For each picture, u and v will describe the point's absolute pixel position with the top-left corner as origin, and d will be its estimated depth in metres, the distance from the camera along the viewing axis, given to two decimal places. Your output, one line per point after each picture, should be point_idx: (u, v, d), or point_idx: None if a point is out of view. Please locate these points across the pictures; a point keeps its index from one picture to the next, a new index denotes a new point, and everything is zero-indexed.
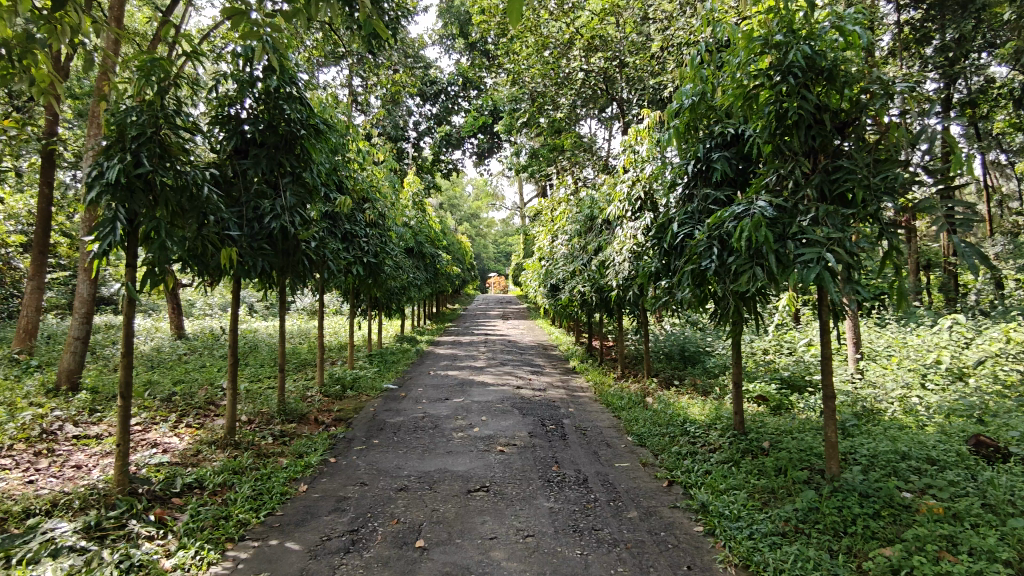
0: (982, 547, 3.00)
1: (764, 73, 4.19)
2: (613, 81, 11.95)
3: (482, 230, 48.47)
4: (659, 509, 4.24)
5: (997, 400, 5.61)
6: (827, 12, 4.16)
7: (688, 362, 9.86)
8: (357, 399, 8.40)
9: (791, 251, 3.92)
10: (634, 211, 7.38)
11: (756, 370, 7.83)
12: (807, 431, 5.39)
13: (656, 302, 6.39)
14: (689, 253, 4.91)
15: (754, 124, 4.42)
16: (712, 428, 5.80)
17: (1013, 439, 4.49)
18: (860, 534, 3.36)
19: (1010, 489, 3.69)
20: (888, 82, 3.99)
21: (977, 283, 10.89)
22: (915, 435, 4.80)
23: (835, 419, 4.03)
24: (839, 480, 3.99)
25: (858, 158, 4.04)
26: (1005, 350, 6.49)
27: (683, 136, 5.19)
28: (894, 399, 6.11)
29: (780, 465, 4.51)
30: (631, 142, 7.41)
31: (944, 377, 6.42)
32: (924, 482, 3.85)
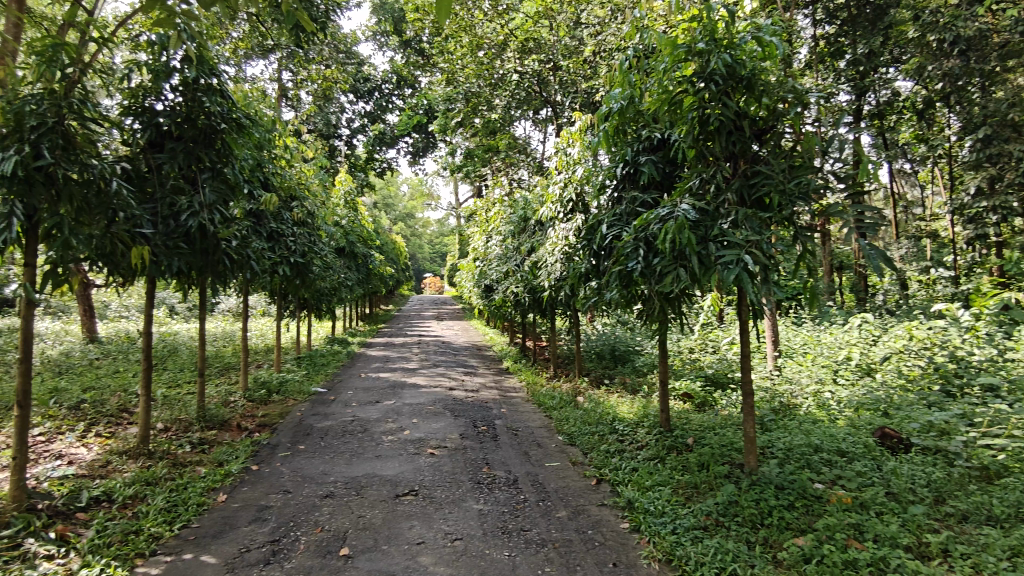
0: (885, 534, 3.17)
1: (688, 80, 4.31)
2: (546, 83, 12.08)
3: (417, 230, 48.10)
4: (587, 508, 4.28)
5: (900, 394, 5.99)
6: (747, 24, 4.32)
7: (619, 362, 10.06)
8: (283, 403, 8.13)
9: (713, 253, 4.04)
10: (566, 212, 7.46)
11: (682, 368, 8.06)
12: (729, 426, 5.59)
13: (586, 302, 6.47)
14: (617, 254, 4.99)
15: (678, 129, 4.54)
16: (639, 426, 5.92)
17: (914, 430, 4.78)
18: (775, 525, 3.49)
19: (910, 478, 3.92)
20: (802, 92, 4.18)
21: (884, 285, 11.60)
22: (826, 428, 5.05)
23: (753, 415, 4.19)
24: (757, 473, 4.15)
25: (775, 164, 4.21)
26: (908, 346, 6.92)
27: (612, 138, 5.28)
28: (808, 394, 6.43)
29: (702, 460, 4.64)
30: (563, 144, 7.50)
31: (853, 373, 6.81)
32: (835, 473, 4.05)
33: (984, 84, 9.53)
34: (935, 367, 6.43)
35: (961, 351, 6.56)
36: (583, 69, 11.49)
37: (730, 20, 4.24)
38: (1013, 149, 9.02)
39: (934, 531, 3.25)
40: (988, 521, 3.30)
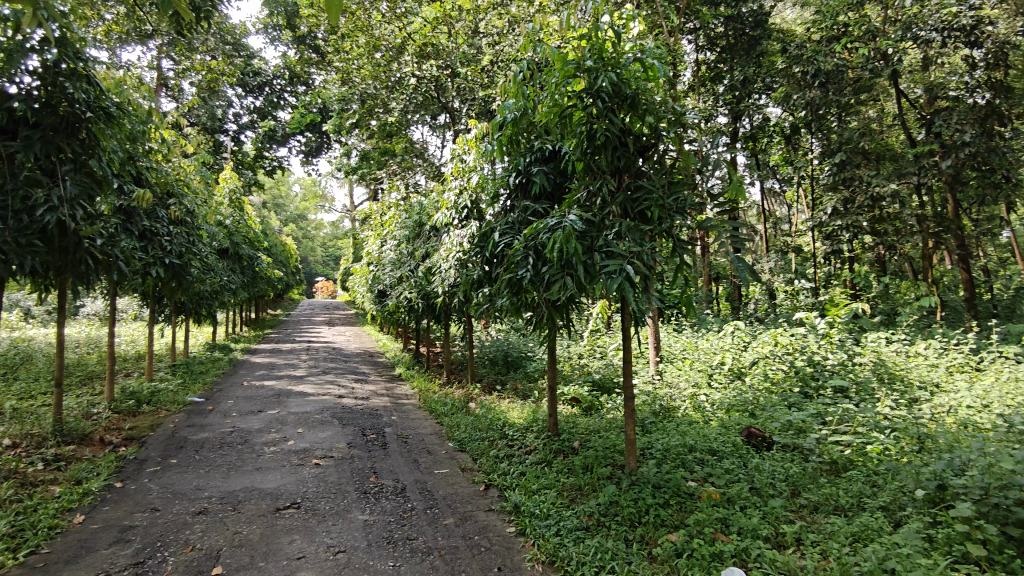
0: (747, 527, 3.42)
1: (577, 95, 4.46)
2: (444, 89, 12.11)
3: (309, 232, 46.52)
4: (474, 514, 4.31)
5: (765, 396, 6.49)
6: (633, 44, 4.53)
7: (511, 367, 10.20)
8: (154, 414, 7.56)
9: (598, 263, 4.20)
10: (461, 218, 7.49)
11: (571, 373, 8.30)
12: (613, 430, 5.81)
13: (478, 309, 6.50)
14: (508, 262, 5.06)
15: (568, 142, 4.69)
16: (528, 430, 6.02)
17: (776, 429, 5.19)
18: (651, 522, 3.68)
19: (771, 473, 4.25)
20: (680, 113, 4.45)
21: (755, 294, 12.54)
22: (700, 429, 5.38)
23: (635, 419, 4.38)
24: (637, 474, 4.34)
25: (655, 180, 4.45)
26: (774, 351, 7.50)
27: (505, 147, 5.35)
28: (685, 397, 6.81)
29: (586, 463, 4.79)
30: (460, 151, 7.52)
31: (725, 376, 7.31)
32: (705, 471, 4.32)
33: (840, 114, 10.57)
34: (796, 370, 7.04)
35: (818, 356, 7.22)
36: (481, 77, 11.60)
37: (615, 40, 4.43)
38: (863, 175, 10.06)
39: (789, 522, 3.55)
40: (835, 510, 3.64)
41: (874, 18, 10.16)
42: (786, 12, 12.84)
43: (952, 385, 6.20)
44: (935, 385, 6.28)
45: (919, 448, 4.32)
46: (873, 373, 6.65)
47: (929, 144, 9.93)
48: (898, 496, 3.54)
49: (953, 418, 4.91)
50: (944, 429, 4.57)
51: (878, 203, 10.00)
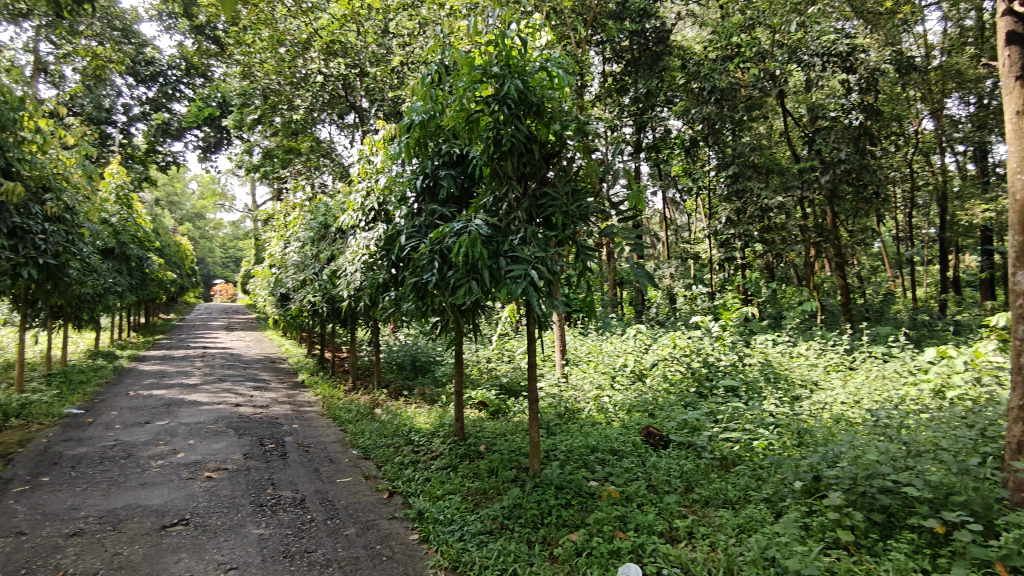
0: (643, 523, 3.54)
1: (485, 101, 4.48)
2: (352, 88, 11.81)
3: (207, 232, 44.07)
4: (377, 522, 4.22)
5: (664, 396, 6.77)
6: (539, 53, 4.60)
7: (419, 372, 10.09)
8: (24, 428, 6.91)
9: (503, 268, 4.23)
10: (367, 221, 7.31)
11: (479, 377, 8.30)
12: (518, 433, 5.87)
13: (384, 314, 6.38)
14: (413, 266, 5.01)
15: (475, 146, 4.69)
16: (435, 436, 5.97)
17: (672, 428, 5.42)
18: (553, 523, 3.74)
19: (667, 470, 4.44)
20: (583, 123, 4.58)
21: (657, 298, 13.04)
22: (602, 430, 5.53)
23: (539, 421, 4.44)
24: (540, 476, 4.40)
25: (560, 187, 4.55)
26: (673, 353, 7.83)
27: (413, 150, 5.29)
28: (589, 398, 6.98)
29: (492, 466, 4.81)
30: (367, 152, 7.37)
31: (627, 378, 7.55)
32: (606, 471, 4.45)
33: (734, 129, 11.19)
34: (692, 371, 7.39)
35: (712, 357, 7.63)
36: (391, 78, 11.34)
37: (521, 49, 4.50)
38: (754, 187, 10.73)
39: (682, 516, 3.72)
40: (724, 504, 3.85)
41: (765, 41, 10.85)
42: (687, 30, 13.47)
43: (829, 383, 6.71)
44: (814, 383, 6.80)
45: (798, 442, 4.64)
46: (761, 373, 7.10)
47: (812, 160, 10.74)
48: (779, 488, 3.78)
49: (829, 413, 5.32)
50: (820, 424, 4.94)
51: (766, 213, 10.69)
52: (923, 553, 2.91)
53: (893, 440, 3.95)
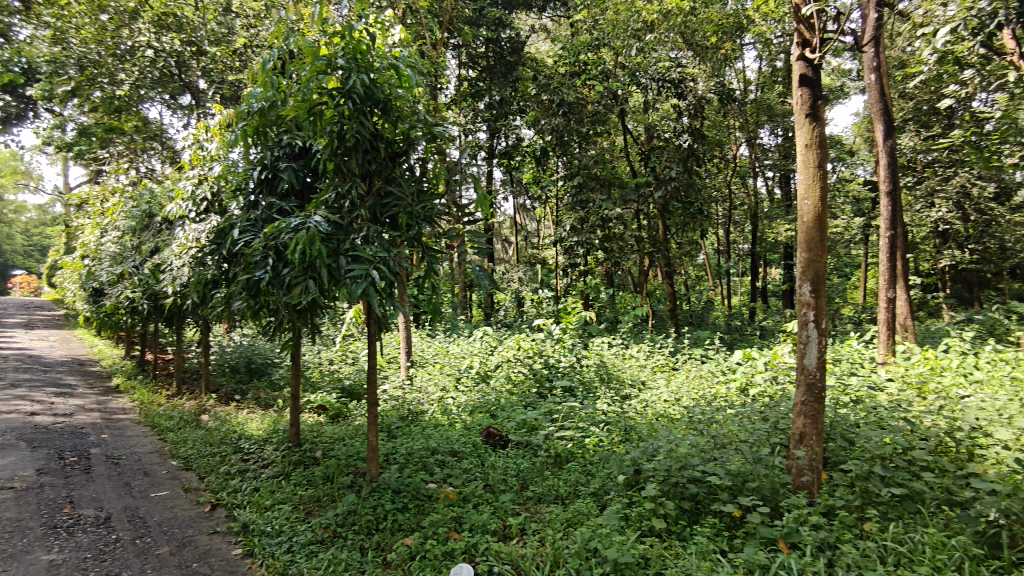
0: (478, 523, 3.60)
1: (328, 93, 4.31)
2: (186, 66, 10.90)
3: (5, 216, 38.31)
4: (196, 538, 3.90)
5: (506, 396, 6.94)
6: (388, 50, 4.52)
7: (254, 375, 9.47)
8: None
9: (341, 267, 4.09)
10: (197, 212, 6.73)
11: (320, 380, 7.98)
12: (357, 436, 5.72)
13: (213, 313, 5.93)
14: (245, 261, 4.69)
15: (317, 139, 4.48)
16: (267, 443, 5.64)
17: (512, 428, 5.57)
18: (388, 528, 3.68)
19: (505, 469, 4.55)
20: (430, 125, 4.57)
21: (505, 301, 13.33)
22: (443, 431, 5.55)
23: (376, 424, 4.35)
24: (378, 480, 4.30)
25: (404, 187, 4.49)
26: (517, 355, 8.04)
27: (250, 138, 4.96)
28: (433, 400, 6.96)
29: (327, 472, 4.64)
30: (200, 137, 6.80)
31: (471, 379, 7.60)
32: (445, 472, 4.47)
33: (580, 143, 11.69)
34: (534, 372, 7.67)
35: (552, 358, 7.98)
36: (232, 60, 10.79)
37: (369, 43, 4.38)
38: (596, 198, 11.35)
39: (515, 514, 3.83)
40: (556, 499, 4.02)
41: (608, 62, 11.52)
42: (541, 45, 14.05)
43: (654, 381, 7.29)
44: (642, 382, 7.33)
45: (624, 438, 4.97)
46: (596, 373, 7.53)
47: (647, 176, 11.58)
48: (605, 482, 4.02)
49: (652, 411, 5.76)
50: (644, 421, 5.34)
51: (606, 224, 11.34)
52: (723, 534, 3.24)
53: (703, 434, 4.36)
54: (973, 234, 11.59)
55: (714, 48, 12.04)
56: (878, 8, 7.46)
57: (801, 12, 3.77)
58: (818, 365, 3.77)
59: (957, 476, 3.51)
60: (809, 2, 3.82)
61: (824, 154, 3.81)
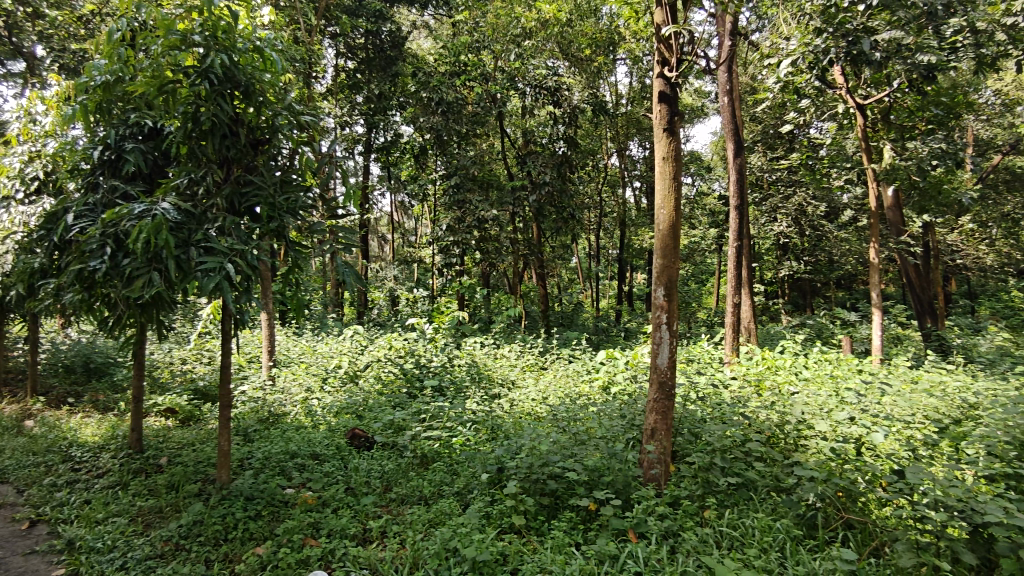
0: (336, 528, 3.49)
1: (182, 70, 3.98)
2: (18, 28, 9.74)
3: None
4: (7, 560, 3.43)
5: (374, 397, 6.77)
6: (252, 30, 4.25)
7: (93, 376, 8.55)
8: None
9: (191, 258, 3.79)
10: (26, 192, 6.05)
11: (170, 381, 7.35)
12: (209, 441, 5.34)
13: (40, 306, 5.27)
14: (78, 249, 4.21)
15: (168, 120, 4.13)
16: (102, 450, 5.10)
17: (378, 429, 5.46)
18: (237, 538, 3.47)
19: (368, 472, 4.45)
20: (297, 113, 4.37)
21: (378, 300, 13.01)
22: (304, 434, 5.31)
23: (229, 427, 4.07)
24: (229, 487, 4.04)
25: (266, 176, 4.25)
26: (388, 355, 7.86)
27: (91, 114, 4.47)
28: (296, 401, 6.62)
29: (172, 481, 4.29)
30: (30, 107, 6.03)
31: (339, 379, 7.33)
32: (304, 477, 4.28)
33: (460, 141, 11.57)
34: (404, 372, 7.56)
35: (424, 358, 7.92)
36: (76, 27, 9.68)
37: (231, 22, 4.10)
38: (473, 199, 11.37)
39: (376, 517, 3.76)
40: (419, 500, 3.99)
41: (488, 64, 11.61)
42: (422, 41, 13.89)
43: (523, 380, 7.46)
44: (511, 382, 7.45)
45: (490, 437, 5.03)
46: (467, 373, 7.59)
47: (523, 180, 11.80)
48: (469, 481, 4.04)
49: (520, 410, 5.87)
50: (511, 419, 5.45)
51: (482, 225, 11.40)
52: (578, 528, 3.36)
53: (565, 431, 4.51)
54: (807, 248, 12.90)
55: (588, 59, 12.52)
56: (733, 37, 8.11)
57: (661, 32, 4.01)
58: (669, 364, 4.02)
59: (784, 464, 3.88)
60: (668, 24, 4.07)
61: (679, 167, 4.07)
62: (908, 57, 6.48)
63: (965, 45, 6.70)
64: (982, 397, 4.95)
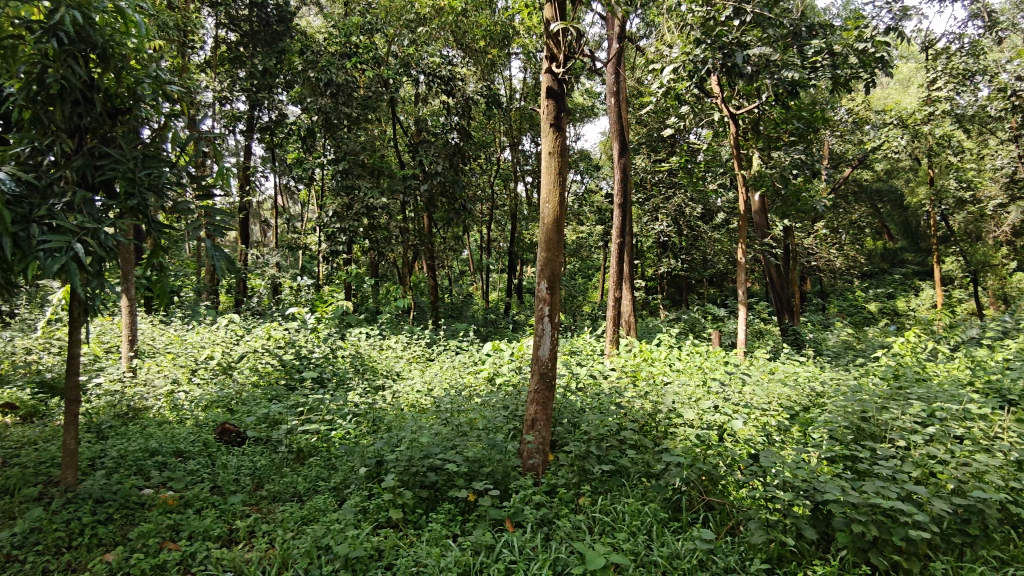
0: (199, 529, 3.27)
1: (26, 26, 3.52)
2: None
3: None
4: None
5: (249, 390, 6.42)
6: None
7: None
8: None
9: (32, 235, 3.37)
10: None
11: (8, 373, 6.55)
12: (55, 439, 4.83)
13: None
14: None
15: (8, 81, 3.63)
16: None
17: (251, 423, 5.17)
18: (83, 545, 3.15)
19: (237, 468, 4.21)
20: (162, 82, 4.01)
21: (258, 287, 12.31)
22: (167, 429, 4.93)
23: (76, 424, 3.69)
24: (76, 489, 3.66)
25: (126, 149, 3.83)
26: (266, 346, 7.45)
27: None
28: (159, 395, 6.11)
29: (5, 485, 3.82)
30: None
31: (210, 371, 6.86)
32: (164, 475, 3.97)
33: (349, 126, 11.17)
34: (282, 364, 7.22)
35: (304, 349, 7.61)
36: None
37: None
38: (362, 186, 11.01)
39: (244, 516, 3.57)
40: (292, 497, 3.83)
41: (380, 47, 11.29)
42: (312, 19, 13.25)
43: (409, 372, 7.36)
44: (396, 374, 7.33)
45: (372, 430, 4.92)
46: (350, 365, 7.42)
47: (414, 169, 11.60)
48: (346, 475, 3.93)
49: (403, 401, 5.79)
50: (393, 412, 5.35)
51: (371, 213, 11.08)
52: (456, 519, 3.36)
53: (447, 422, 4.49)
54: (684, 247, 13.62)
55: (482, 51, 12.53)
56: (621, 39, 8.36)
57: (549, 27, 4.07)
58: (550, 356, 4.11)
59: (654, 451, 4.08)
60: (556, 21, 4.15)
61: (564, 162, 4.15)
62: (775, 72, 6.94)
63: (823, 65, 7.36)
64: (826, 385, 5.47)
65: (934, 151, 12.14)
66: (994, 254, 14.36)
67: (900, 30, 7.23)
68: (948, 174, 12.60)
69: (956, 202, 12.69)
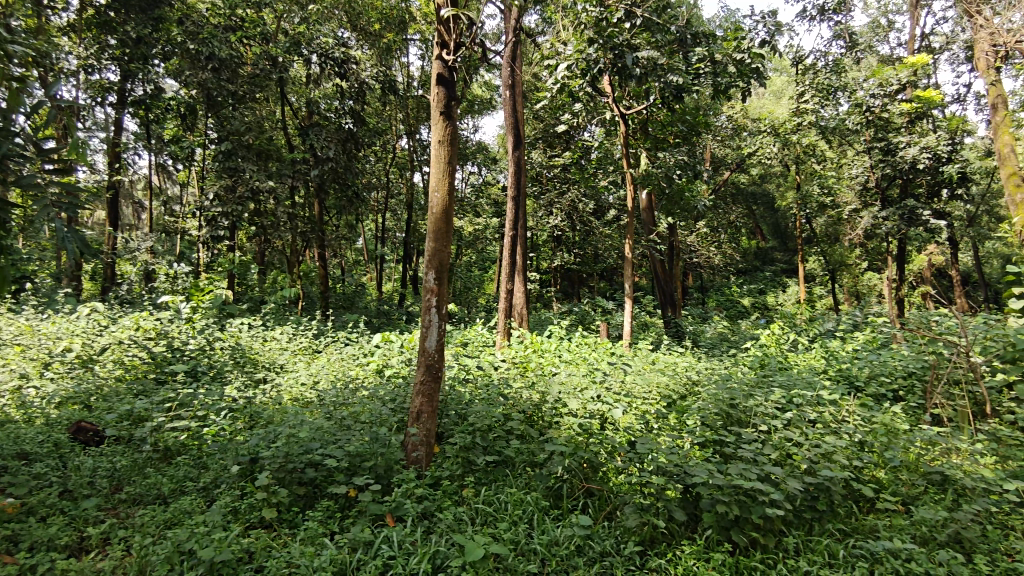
0: (42, 539, 2.96)
1: None
2: None
3: None
4: None
5: (113, 384, 5.91)
6: None
7: None
8: None
9: None
10: None
11: None
12: None
13: None
14: None
15: None
16: None
17: (112, 421, 4.76)
18: None
19: (92, 471, 3.86)
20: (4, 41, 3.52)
21: (128, 273, 11.33)
22: (10, 429, 4.43)
23: None
24: None
25: None
26: (133, 337, 6.86)
27: None
28: (3, 391, 5.48)
29: None
30: None
31: (66, 365, 6.22)
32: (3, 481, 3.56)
33: (234, 104, 10.51)
34: (152, 356, 6.69)
35: (178, 340, 7.10)
36: None
37: None
38: (246, 168, 10.38)
39: (98, 522, 3.28)
40: (155, 499, 3.56)
41: (268, 23, 10.71)
42: None
43: (294, 365, 7.05)
44: (280, 367, 6.99)
45: (248, 425, 4.67)
46: (229, 357, 7.02)
47: (304, 153, 11.11)
48: (216, 474, 3.70)
49: (285, 395, 5.54)
50: (273, 406, 5.11)
51: (256, 196, 10.47)
52: (334, 517, 3.25)
53: (329, 416, 4.35)
54: (577, 241, 13.99)
55: (377, 34, 12.21)
56: (518, 32, 8.35)
57: (440, 13, 3.99)
58: (437, 347, 4.06)
59: (538, 440, 4.15)
60: (448, 8, 4.06)
61: (453, 151, 4.10)
62: (662, 75, 7.28)
63: (705, 72, 7.77)
64: (701, 375, 5.81)
65: (801, 159, 13.20)
66: (849, 255, 15.85)
67: (774, 44, 7.75)
68: (812, 180, 13.74)
69: (818, 207, 13.88)
